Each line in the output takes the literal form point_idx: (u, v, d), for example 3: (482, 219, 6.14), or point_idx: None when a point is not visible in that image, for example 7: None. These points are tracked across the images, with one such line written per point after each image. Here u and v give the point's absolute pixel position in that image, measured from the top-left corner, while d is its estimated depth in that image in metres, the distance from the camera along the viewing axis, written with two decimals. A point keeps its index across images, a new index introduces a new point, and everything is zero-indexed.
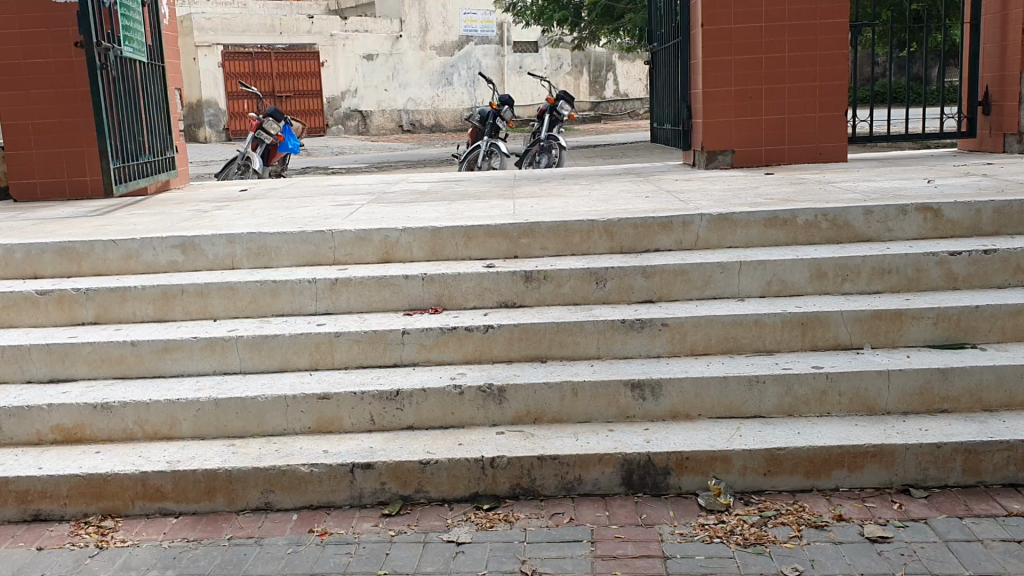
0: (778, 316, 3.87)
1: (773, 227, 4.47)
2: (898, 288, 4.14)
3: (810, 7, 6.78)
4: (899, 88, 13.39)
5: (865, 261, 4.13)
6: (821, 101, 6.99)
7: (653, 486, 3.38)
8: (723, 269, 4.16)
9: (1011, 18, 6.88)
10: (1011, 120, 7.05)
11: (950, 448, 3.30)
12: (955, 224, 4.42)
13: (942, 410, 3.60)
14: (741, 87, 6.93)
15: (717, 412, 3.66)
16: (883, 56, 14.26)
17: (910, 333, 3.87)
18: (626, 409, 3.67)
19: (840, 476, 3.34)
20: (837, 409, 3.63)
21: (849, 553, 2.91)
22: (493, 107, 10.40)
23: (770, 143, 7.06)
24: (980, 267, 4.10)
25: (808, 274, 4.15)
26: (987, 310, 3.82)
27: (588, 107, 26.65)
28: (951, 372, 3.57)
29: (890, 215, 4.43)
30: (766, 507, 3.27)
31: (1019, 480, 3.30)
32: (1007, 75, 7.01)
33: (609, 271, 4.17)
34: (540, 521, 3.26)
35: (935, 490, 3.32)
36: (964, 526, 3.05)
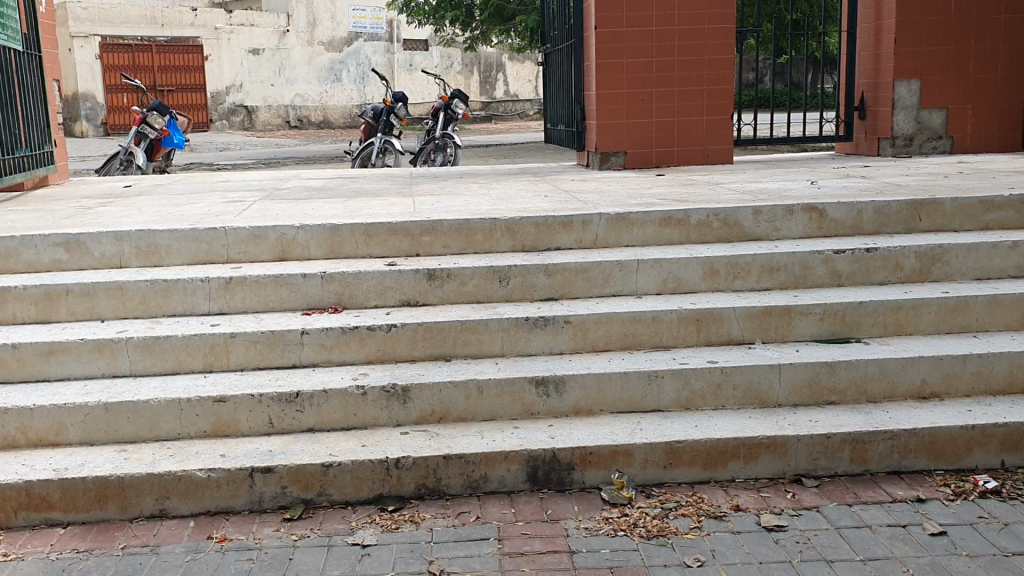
0: (674, 313, 3.97)
1: (668, 227, 4.58)
2: (786, 286, 4.29)
3: (698, 13, 6.97)
4: (779, 94, 13.85)
5: (755, 260, 4.26)
6: (711, 105, 7.19)
7: (557, 481, 3.42)
8: (622, 267, 4.23)
9: (885, 28, 7.24)
10: (885, 124, 7.40)
11: (839, 438, 3.45)
12: (838, 223, 4.61)
13: (829, 402, 3.75)
14: (634, 89, 7.06)
15: (618, 407, 3.72)
16: (764, 63, 14.77)
17: (799, 328, 4.02)
18: (531, 406, 3.70)
19: (736, 468, 3.45)
20: (731, 402, 3.74)
21: (747, 542, 3.01)
22: (387, 104, 10.28)
23: (661, 144, 7.22)
24: (863, 265, 4.29)
25: (702, 272, 4.27)
26: (870, 306, 4.00)
27: (480, 108, 26.96)
28: (838, 365, 3.72)
29: (777, 215, 4.59)
30: (666, 499, 3.35)
31: (903, 468, 3.47)
32: (880, 82, 7.37)
33: (511, 269, 4.19)
34: (446, 521, 3.25)
35: (825, 479, 3.46)
36: (854, 513, 3.19)
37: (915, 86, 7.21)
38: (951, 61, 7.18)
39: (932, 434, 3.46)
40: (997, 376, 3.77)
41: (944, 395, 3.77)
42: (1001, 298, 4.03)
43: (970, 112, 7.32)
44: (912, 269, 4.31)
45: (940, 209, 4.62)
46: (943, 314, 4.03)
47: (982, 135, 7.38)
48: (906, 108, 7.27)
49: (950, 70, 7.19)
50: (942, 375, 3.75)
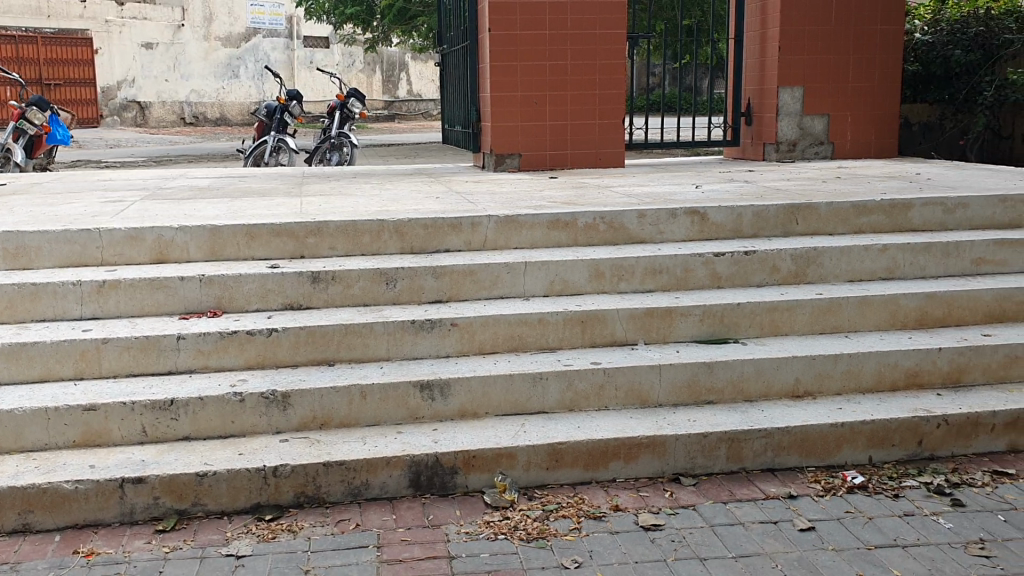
0: (560, 314, 3.99)
1: (556, 229, 4.61)
2: (668, 287, 4.38)
3: (590, 18, 7.07)
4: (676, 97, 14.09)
5: (638, 262, 4.33)
6: (604, 109, 7.29)
7: (440, 486, 3.40)
8: (509, 269, 4.24)
9: (769, 37, 7.44)
10: (769, 130, 7.61)
11: (715, 437, 3.52)
12: (719, 227, 4.71)
13: (708, 401, 3.83)
14: (527, 92, 7.09)
15: (503, 409, 3.73)
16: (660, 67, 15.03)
17: (679, 329, 4.10)
18: (415, 410, 3.66)
19: (616, 467, 3.49)
20: (613, 402, 3.79)
21: (624, 542, 3.04)
22: (280, 102, 10.07)
23: (555, 147, 7.27)
24: (742, 267, 4.40)
25: (588, 274, 4.31)
26: (747, 307, 4.11)
27: (382, 106, 26.73)
28: (716, 365, 3.80)
29: (661, 218, 4.68)
30: (548, 501, 3.36)
31: (776, 464, 3.57)
32: (765, 89, 7.57)
33: (399, 271, 4.15)
34: (325, 529, 3.20)
35: (702, 477, 3.53)
36: (728, 510, 3.26)
37: (798, 93, 7.44)
38: (831, 70, 7.44)
39: (804, 432, 3.57)
40: (866, 374, 3.91)
41: (816, 393, 3.89)
42: (870, 299, 4.19)
43: (848, 119, 7.59)
44: (788, 270, 4.44)
45: (815, 213, 4.77)
46: (817, 315, 4.16)
47: (861, 141, 7.66)
48: (790, 114, 7.50)
49: (830, 79, 7.46)
50: (815, 374, 3.87)
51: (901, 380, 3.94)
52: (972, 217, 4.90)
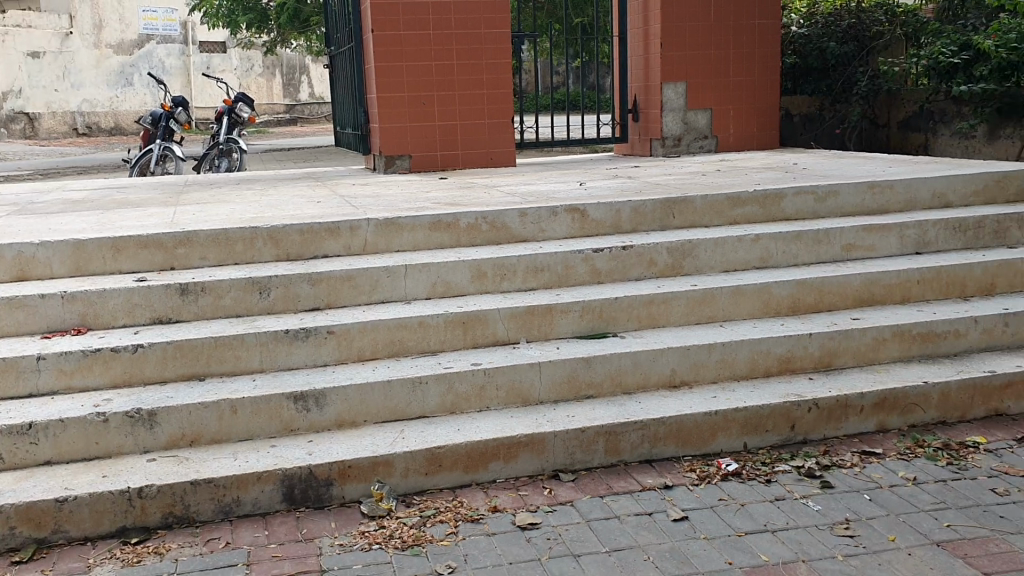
0: (440, 317, 3.95)
1: (437, 231, 4.55)
2: (550, 285, 4.38)
3: (475, 17, 7.04)
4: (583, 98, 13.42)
5: (520, 261, 4.32)
6: (492, 108, 7.26)
7: (315, 498, 3.32)
8: (388, 273, 4.17)
9: (651, 34, 7.54)
10: (655, 126, 7.69)
11: (592, 431, 3.53)
12: (599, 223, 4.75)
13: (587, 396, 3.84)
14: (414, 93, 7.03)
15: (381, 417, 3.66)
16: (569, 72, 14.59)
17: (560, 326, 4.10)
18: (289, 422, 3.57)
19: (496, 468, 3.47)
20: (494, 402, 3.76)
21: (500, 543, 3.02)
22: (165, 109, 9.83)
23: (445, 147, 7.21)
24: (621, 262, 4.44)
25: (469, 275, 4.27)
26: (624, 300, 4.14)
27: (284, 110, 25.98)
28: (594, 360, 3.82)
29: (542, 217, 4.67)
30: (426, 507, 3.32)
31: (653, 455, 3.61)
32: (650, 86, 7.67)
33: (272, 279, 4.04)
34: (194, 549, 3.09)
35: (581, 473, 3.54)
36: (605, 504, 3.28)
37: (681, 89, 7.56)
38: (712, 65, 7.59)
39: (679, 422, 3.61)
40: (740, 362, 3.98)
41: (693, 383, 3.94)
42: (744, 289, 4.27)
43: (730, 112, 7.75)
44: (665, 264, 4.50)
45: (691, 207, 4.84)
46: (693, 306, 4.22)
47: (743, 134, 7.83)
48: (674, 110, 7.60)
49: (711, 74, 7.61)
50: (690, 364, 3.92)
51: (774, 366, 4.03)
52: (842, 205, 5.04)
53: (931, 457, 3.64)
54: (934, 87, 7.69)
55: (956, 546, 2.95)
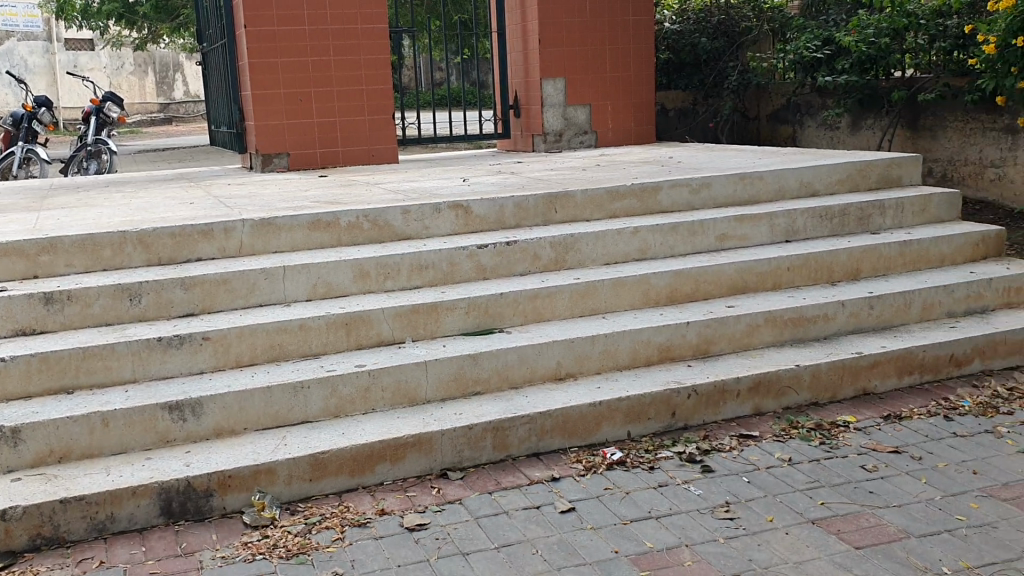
0: (321, 319, 3.87)
1: (317, 231, 4.47)
2: (435, 282, 4.35)
3: (351, 12, 6.93)
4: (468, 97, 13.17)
5: (403, 259, 4.27)
6: (372, 105, 7.17)
7: (194, 511, 3.21)
8: (267, 275, 4.07)
9: (529, 29, 7.57)
10: (536, 121, 7.76)
11: (480, 428, 3.53)
12: (482, 219, 4.75)
13: (474, 393, 3.83)
14: (291, 90, 6.88)
15: (263, 423, 3.56)
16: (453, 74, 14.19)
17: (446, 324, 4.07)
18: (166, 433, 3.44)
19: (383, 470, 3.43)
20: (380, 404, 3.71)
21: (387, 546, 2.99)
22: (28, 109, 9.38)
23: (324, 145, 7.08)
24: (505, 258, 4.45)
25: (351, 275, 4.20)
26: (509, 296, 4.15)
27: (157, 109, 25.10)
28: (480, 356, 3.81)
29: (425, 214, 4.64)
30: (311, 513, 3.25)
31: (541, 449, 3.63)
32: (530, 81, 7.71)
33: (143, 285, 3.89)
34: (65, 571, 2.94)
35: (469, 470, 3.53)
36: (493, 501, 3.28)
37: (560, 84, 7.63)
38: (589, 61, 7.69)
39: (566, 414, 3.64)
40: (623, 352, 4.04)
41: (577, 374, 3.99)
42: (624, 281, 4.34)
43: (608, 108, 7.87)
44: (548, 258, 4.53)
45: (573, 201, 4.89)
46: (576, 299, 4.27)
47: (621, 129, 7.97)
48: (554, 105, 7.67)
49: (589, 70, 7.72)
50: (575, 356, 3.97)
51: (656, 355, 4.11)
52: (715, 196, 5.18)
53: (805, 437, 3.79)
54: (800, 80, 7.92)
55: (830, 523, 3.07)
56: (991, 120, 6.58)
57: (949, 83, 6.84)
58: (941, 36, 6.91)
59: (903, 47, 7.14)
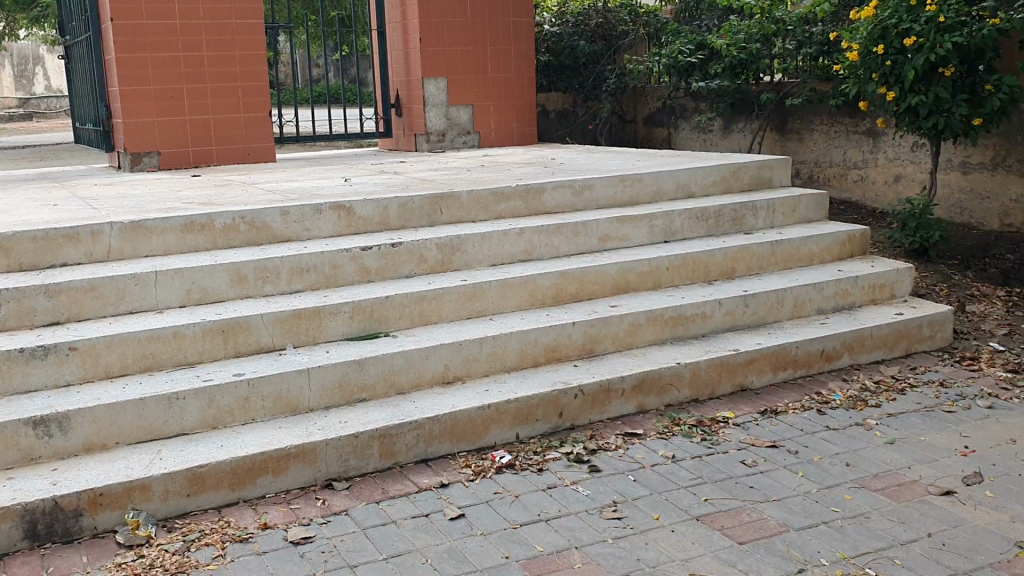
0: (197, 326, 3.72)
1: (190, 233, 4.29)
2: (317, 286, 4.24)
3: (225, 7, 6.71)
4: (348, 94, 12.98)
5: (282, 261, 4.15)
6: (249, 102, 6.97)
7: (62, 533, 3.03)
8: (137, 281, 3.88)
9: (410, 29, 7.49)
10: (418, 120, 7.68)
11: (366, 436, 3.45)
12: (365, 220, 4.66)
13: (360, 400, 3.75)
14: (161, 86, 6.60)
15: (136, 437, 3.40)
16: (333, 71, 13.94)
17: (329, 328, 3.97)
18: (30, 451, 3.24)
19: (265, 483, 3.31)
20: (261, 413, 3.58)
21: (272, 562, 2.89)
22: None
23: (197, 143, 6.82)
24: (389, 259, 4.38)
25: (228, 279, 4.05)
26: (394, 299, 4.08)
27: (16, 105, 23.82)
28: (366, 362, 3.74)
29: (305, 215, 4.52)
30: (190, 530, 3.12)
31: (428, 455, 3.59)
32: (411, 80, 7.62)
33: (2, 294, 3.65)
34: None
35: (355, 479, 3.46)
36: (380, 510, 3.22)
37: (442, 84, 7.57)
38: (470, 61, 7.67)
39: (453, 419, 3.61)
40: (510, 354, 4.04)
41: (465, 378, 3.96)
42: (510, 281, 4.34)
43: (490, 108, 7.87)
44: (434, 260, 4.48)
45: (458, 202, 4.86)
46: (462, 301, 4.24)
47: (503, 129, 7.99)
48: (436, 105, 7.61)
49: (471, 69, 7.70)
50: (462, 359, 3.93)
51: (542, 356, 4.12)
52: (598, 197, 5.24)
53: (687, 434, 3.86)
54: (675, 84, 8.11)
55: (713, 519, 3.13)
56: (853, 123, 6.88)
57: (815, 87, 7.09)
58: (806, 42, 7.17)
59: (772, 52, 7.42)
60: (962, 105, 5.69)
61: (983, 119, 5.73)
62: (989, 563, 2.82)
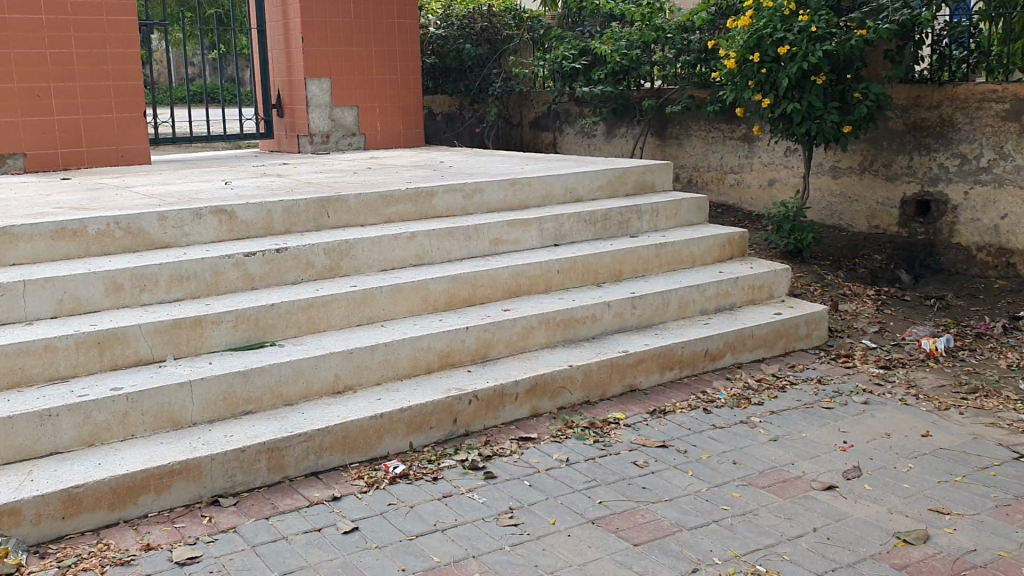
0: (70, 338, 3.52)
1: (61, 240, 4.06)
2: (198, 294, 4.08)
3: (95, 2, 6.42)
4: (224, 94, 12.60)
5: (161, 269, 3.97)
6: (121, 102, 6.67)
7: None
8: (4, 292, 3.65)
9: (292, 27, 7.32)
10: (301, 121, 7.50)
11: (253, 450, 3.34)
12: (248, 225, 4.51)
13: (246, 412, 3.63)
14: (26, 83, 6.24)
15: (4, 458, 3.19)
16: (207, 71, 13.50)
17: (212, 338, 3.83)
18: None
19: (147, 502, 3.16)
20: (141, 429, 3.42)
21: None
22: None
23: (66, 145, 6.48)
24: (274, 265, 4.25)
25: (103, 288, 3.86)
26: (280, 307, 3.96)
27: None
28: (251, 373, 3.61)
29: (184, 219, 4.34)
30: (65, 555, 2.95)
31: (319, 467, 3.50)
32: (293, 81, 7.45)
33: None
34: None
35: (243, 495, 3.34)
36: (271, 526, 3.12)
37: (325, 85, 7.43)
38: (353, 62, 7.56)
39: (344, 429, 3.53)
40: (402, 361, 3.98)
41: (356, 387, 3.88)
42: (401, 287, 4.27)
43: (375, 110, 7.77)
44: (322, 265, 4.38)
45: (345, 205, 4.77)
46: (351, 308, 4.15)
47: (389, 131, 7.90)
48: (320, 106, 7.45)
49: (355, 70, 7.58)
50: (352, 367, 3.85)
51: (435, 362, 4.07)
52: (488, 201, 5.23)
53: (580, 437, 3.89)
54: (559, 88, 8.20)
55: (608, 522, 3.16)
56: (730, 129, 7.09)
57: (694, 94, 7.28)
58: (685, 50, 7.35)
59: (652, 59, 7.56)
60: (833, 112, 5.94)
61: (852, 126, 6.01)
62: (870, 554, 2.93)
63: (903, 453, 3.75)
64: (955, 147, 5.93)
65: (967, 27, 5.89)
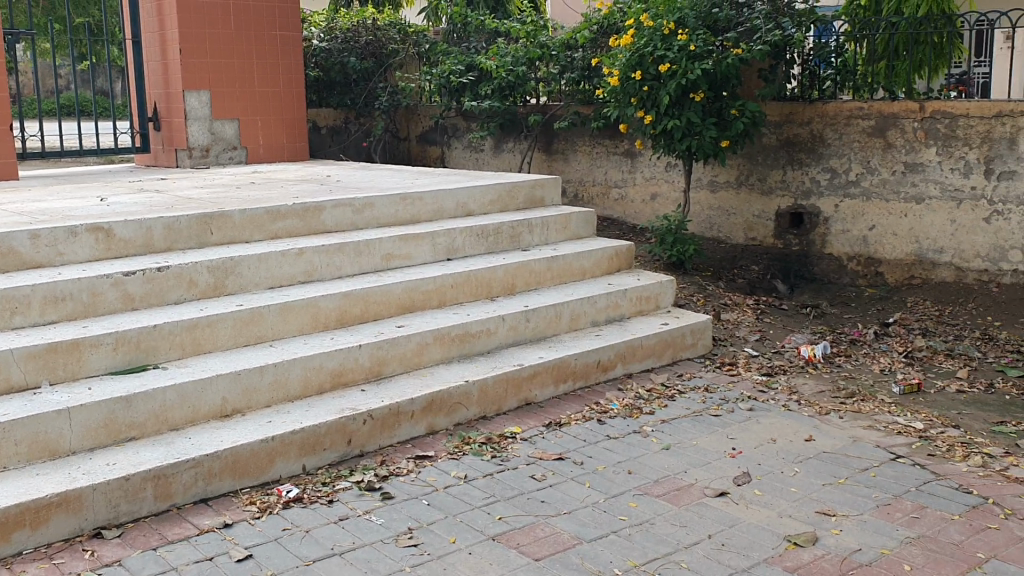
0: None
1: None
2: (74, 316, 3.89)
3: None
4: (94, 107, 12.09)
5: (34, 290, 3.77)
6: None
7: None
8: None
9: (168, 38, 7.10)
10: (179, 135, 7.26)
11: (138, 478, 3.20)
12: (127, 243, 4.33)
13: (128, 439, 3.47)
14: None
15: None
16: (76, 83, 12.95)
17: (90, 362, 3.65)
18: None
19: (22, 538, 2.98)
20: (14, 461, 3.22)
21: None
22: None
23: None
24: (155, 285, 4.09)
25: None
26: (163, 328, 3.81)
27: None
28: (134, 398, 3.46)
29: (58, 238, 4.13)
30: None
31: (208, 494, 3.37)
32: (170, 93, 7.21)
33: None
34: None
35: (127, 526, 3.19)
36: (158, 557, 2.99)
37: (205, 98, 7.22)
38: (234, 74, 7.37)
39: (234, 453, 3.42)
40: (293, 382, 3.88)
41: (245, 410, 3.76)
42: (290, 305, 4.18)
43: (258, 123, 7.60)
44: (205, 284, 4.24)
45: (229, 221, 4.63)
46: (238, 328, 4.03)
47: (272, 145, 7.73)
48: (199, 119, 7.23)
49: (235, 83, 7.39)
50: (240, 390, 3.74)
51: (327, 382, 3.99)
52: (378, 216, 5.18)
53: (477, 452, 3.87)
54: (446, 103, 8.20)
55: (509, 538, 3.15)
56: (614, 145, 7.23)
57: (578, 110, 7.39)
58: (568, 67, 7.46)
59: (537, 76, 7.66)
60: (711, 128, 6.13)
61: (729, 142, 6.21)
62: (763, 558, 3.02)
63: (789, 458, 3.87)
64: (826, 162, 6.21)
65: (834, 47, 6.22)
